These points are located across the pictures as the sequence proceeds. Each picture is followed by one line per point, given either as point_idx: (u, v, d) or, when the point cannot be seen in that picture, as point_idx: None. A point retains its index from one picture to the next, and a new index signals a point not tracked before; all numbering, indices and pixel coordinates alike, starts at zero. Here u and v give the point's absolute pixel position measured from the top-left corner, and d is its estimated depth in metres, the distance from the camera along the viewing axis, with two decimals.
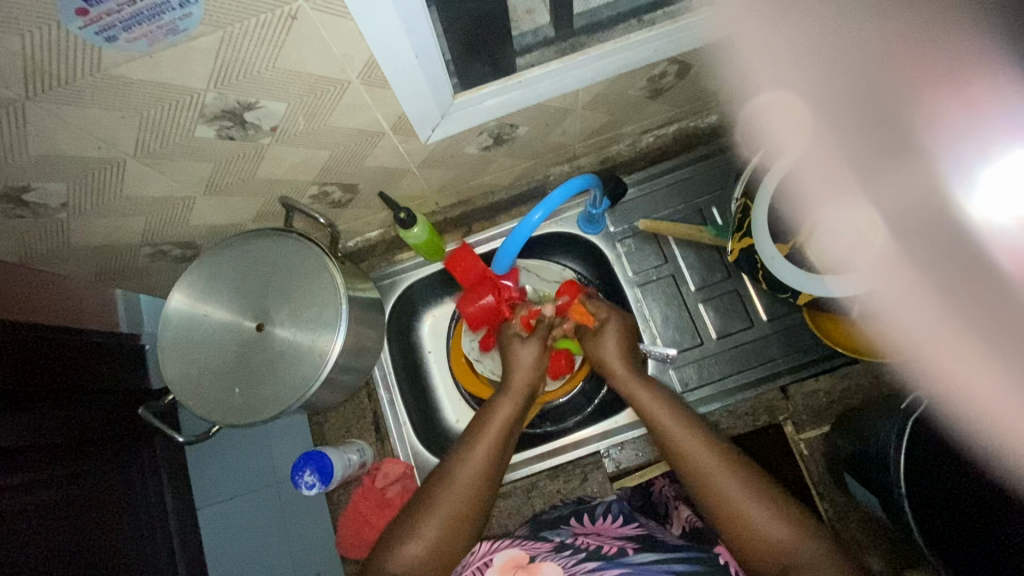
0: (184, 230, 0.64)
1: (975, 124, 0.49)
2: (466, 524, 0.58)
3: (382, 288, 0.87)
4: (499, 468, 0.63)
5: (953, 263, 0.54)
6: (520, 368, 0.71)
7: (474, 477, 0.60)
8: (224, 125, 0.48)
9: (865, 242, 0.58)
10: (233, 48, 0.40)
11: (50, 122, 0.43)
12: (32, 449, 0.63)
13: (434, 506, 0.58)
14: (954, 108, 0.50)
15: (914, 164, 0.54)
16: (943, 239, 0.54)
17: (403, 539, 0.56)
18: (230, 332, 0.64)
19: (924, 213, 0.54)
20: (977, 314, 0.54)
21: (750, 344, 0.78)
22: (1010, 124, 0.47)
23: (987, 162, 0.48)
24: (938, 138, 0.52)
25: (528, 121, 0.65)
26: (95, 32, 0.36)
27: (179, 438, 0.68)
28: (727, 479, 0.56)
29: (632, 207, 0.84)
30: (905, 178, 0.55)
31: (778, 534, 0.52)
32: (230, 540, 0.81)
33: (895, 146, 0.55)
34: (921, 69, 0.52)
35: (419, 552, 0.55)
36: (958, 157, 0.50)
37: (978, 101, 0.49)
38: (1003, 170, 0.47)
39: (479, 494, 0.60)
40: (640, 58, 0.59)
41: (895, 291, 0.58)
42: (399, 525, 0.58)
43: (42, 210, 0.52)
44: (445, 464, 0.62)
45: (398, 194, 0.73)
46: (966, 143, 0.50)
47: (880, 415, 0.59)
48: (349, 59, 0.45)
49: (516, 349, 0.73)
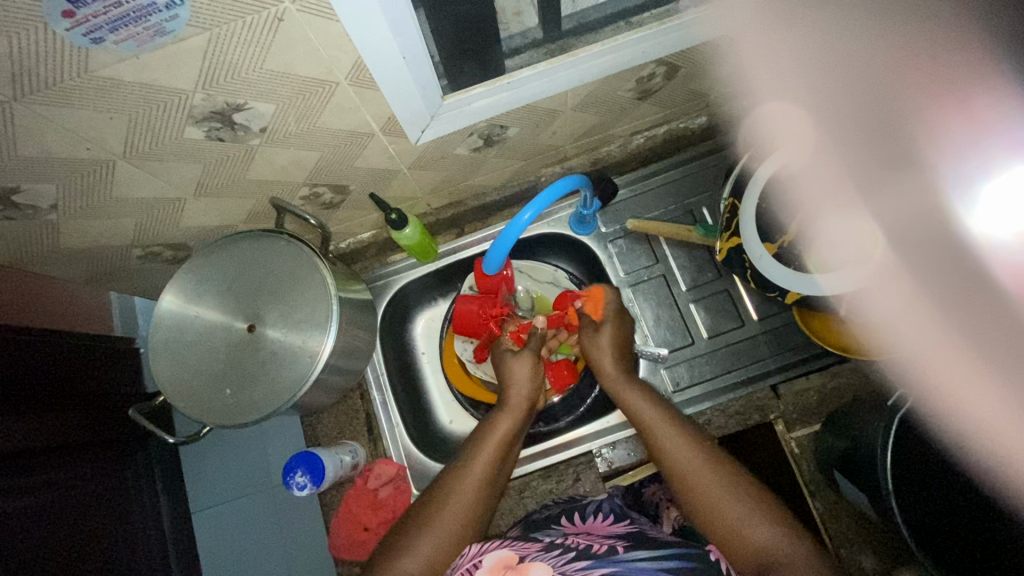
0: (175, 232, 0.64)
1: (977, 140, 0.50)
2: (466, 530, 0.58)
3: (375, 290, 0.87)
4: (501, 476, 0.65)
5: (957, 273, 0.55)
6: (516, 385, 0.71)
7: (477, 491, 0.61)
8: (214, 126, 0.49)
9: (864, 254, 0.58)
10: (221, 49, 0.41)
11: (38, 123, 0.43)
12: (23, 456, 0.63)
13: (433, 521, 0.57)
14: (955, 124, 0.51)
15: (915, 177, 0.55)
16: (946, 252, 0.55)
17: (397, 555, 0.55)
18: (221, 333, 0.64)
19: (923, 230, 0.56)
20: (977, 324, 0.55)
21: (740, 343, 0.78)
22: (1009, 142, 0.48)
23: (988, 176, 0.49)
24: (942, 151, 0.52)
25: (518, 123, 0.65)
26: (82, 33, 0.36)
27: (170, 439, 0.68)
28: (720, 487, 0.55)
29: (623, 207, 0.85)
30: (907, 191, 0.56)
31: (757, 539, 0.51)
32: (222, 541, 0.81)
33: (896, 158, 0.56)
34: (925, 82, 0.52)
35: (413, 569, 0.54)
36: (959, 173, 0.51)
37: (980, 117, 0.49)
38: (1005, 184, 0.47)
39: (483, 502, 0.61)
40: (628, 59, 0.59)
41: (896, 302, 0.59)
42: (392, 544, 0.56)
43: (32, 212, 0.52)
44: (446, 475, 0.62)
45: (390, 195, 0.74)
46: (966, 157, 0.50)
47: (868, 412, 0.60)
48: (337, 61, 0.46)
49: (512, 364, 0.73)
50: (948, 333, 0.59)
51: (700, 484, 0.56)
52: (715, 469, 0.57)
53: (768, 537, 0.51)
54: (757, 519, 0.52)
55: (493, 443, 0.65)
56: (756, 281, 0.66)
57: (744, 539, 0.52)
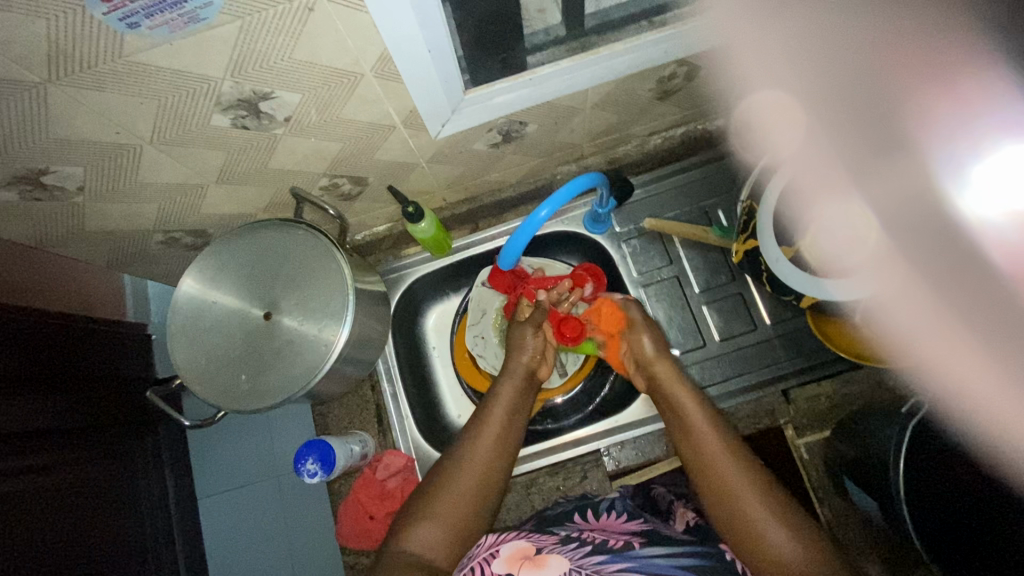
0: (195, 218, 0.65)
1: (968, 121, 0.48)
2: (473, 512, 0.58)
3: (388, 283, 0.88)
4: (517, 435, 0.66)
5: (946, 259, 0.54)
6: (517, 355, 0.73)
7: (491, 452, 0.62)
8: (239, 114, 0.49)
9: (860, 237, 0.59)
10: (251, 37, 0.41)
11: (70, 105, 0.43)
12: (37, 435, 0.64)
13: (457, 478, 0.59)
14: (942, 107, 0.50)
15: (903, 160, 0.55)
16: (933, 237, 0.54)
17: (420, 520, 0.56)
18: (238, 319, 0.65)
19: (913, 212, 0.55)
20: (972, 308, 0.55)
21: (753, 347, 0.78)
22: (998, 122, 0.45)
23: (977, 157, 0.47)
24: (929, 131, 0.52)
25: (537, 119, 0.66)
26: (118, 18, 0.37)
27: (184, 422, 0.68)
28: (732, 471, 0.57)
29: (638, 208, 0.85)
30: (896, 176, 0.56)
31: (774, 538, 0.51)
32: (233, 524, 0.83)
33: (891, 141, 0.56)
34: (909, 66, 0.52)
35: (434, 532, 0.55)
36: (950, 156, 0.50)
37: (965, 98, 0.48)
38: (996, 165, 0.45)
39: (497, 466, 0.62)
40: (647, 59, 0.59)
41: (890, 287, 0.58)
42: (412, 507, 0.58)
43: (59, 193, 0.53)
44: (456, 451, 0.62)
45: (407, 189, 0.74)
46: (957, 139, 0.49)
47: (880, 415, 0.60)
48: (364, 52, 0.46)
49: (515, 335, 0.76)
50: (941, 318, 0.59)
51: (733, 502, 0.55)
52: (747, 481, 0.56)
53: (787, 547, 0.51)
54: (779, 524, 0.52)
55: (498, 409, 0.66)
56: (771, 284, 0.66)
57: (758, 530, 0.52)
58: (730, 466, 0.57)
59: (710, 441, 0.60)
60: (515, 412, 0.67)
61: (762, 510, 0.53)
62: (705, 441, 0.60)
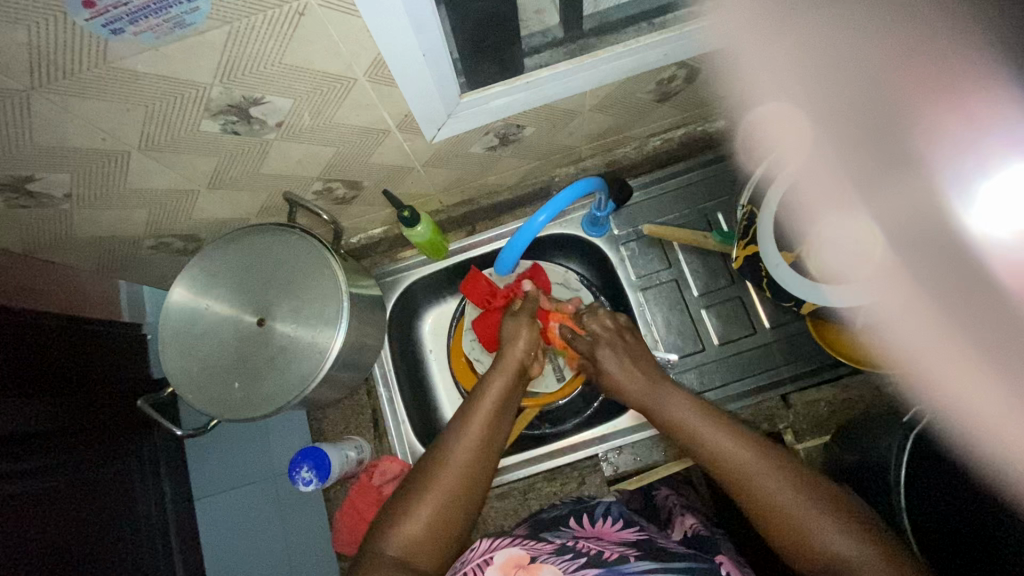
0: (187, 224, 0.64)
1: (975, 140, 0.45)
2: (457, 509, 0.57)
3: (384, 286, 0.87)
4: (502, 433, 0.64)
5: (954, 273, 0.52)
6: (512, 346, 0.71)
7: (478, 444, 0.61)
8: (230, 120, 0.48)
9: (865, 253, 0.59)
10: (240, 43, 0.40)
11: (55, 113, 0.42)
12: (28, 441, 0.63)
13: (434, 484, 0.57)
14: (952, 124, 0.47)
15: (909, 177, 0.52)
16: (942, 253, 0.53)
17: (400, 521, 0.55)
18: (231, 326, 0.64)
19: (923, 226, 0.54)
20: (979, 324, 0.52)
21: (752, 351, 0.78)
22: (1005, 140, 0.44)
23: (985, 175, 0.45)
24: (938, 152, 0.48)
25: (535, 123, 0.65)
26: (101, 24, 0.35)
27: (177, 431, 0.67)
28: (754, 461, 0.54)
29: (637, 210, 0.84)
30: (905, 191, 0.53)
31: (829, 540, 0.48)
32: (227, 530, 0.82)
33: (890, 160, 0.54)
34: (920, 80, 0.48)
35: (415, 530, 0.54)
36: (956, 173, 0.47)
37: (977, 117, 0.45)
38: (1002, 184, 0.44)
39: (481, 463, 0.60)
40: (648, 62, 0.58)
41: (894, 303, 0.58)
42: (399, 502, 0.57)
43: (46, 201, 0.52)
44: (441, 443, 0.61)
45: (403, 192, 0.73)
46: (965, 157, 0.46)
47: (882, 424, 0.59)
48: (357, 57, 0.45)
49: (512, 329, 0.73)
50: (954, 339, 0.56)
51: (757, 493, 0.53)
52: (768, 460, 0.54)
53: (836, 541, 0.48)
54: (814, 510, 0.50)
55: (489, 405, 0.65)
56: (770, 290, 0.65)
57: (790, 519, 0.51)
58: (745, 449, 0.55)
59: (715, 433, 0.58)
60: (505, 408, 0.66)
61: (787, 492, 0.52)
62: (709, 441, 0.57)
